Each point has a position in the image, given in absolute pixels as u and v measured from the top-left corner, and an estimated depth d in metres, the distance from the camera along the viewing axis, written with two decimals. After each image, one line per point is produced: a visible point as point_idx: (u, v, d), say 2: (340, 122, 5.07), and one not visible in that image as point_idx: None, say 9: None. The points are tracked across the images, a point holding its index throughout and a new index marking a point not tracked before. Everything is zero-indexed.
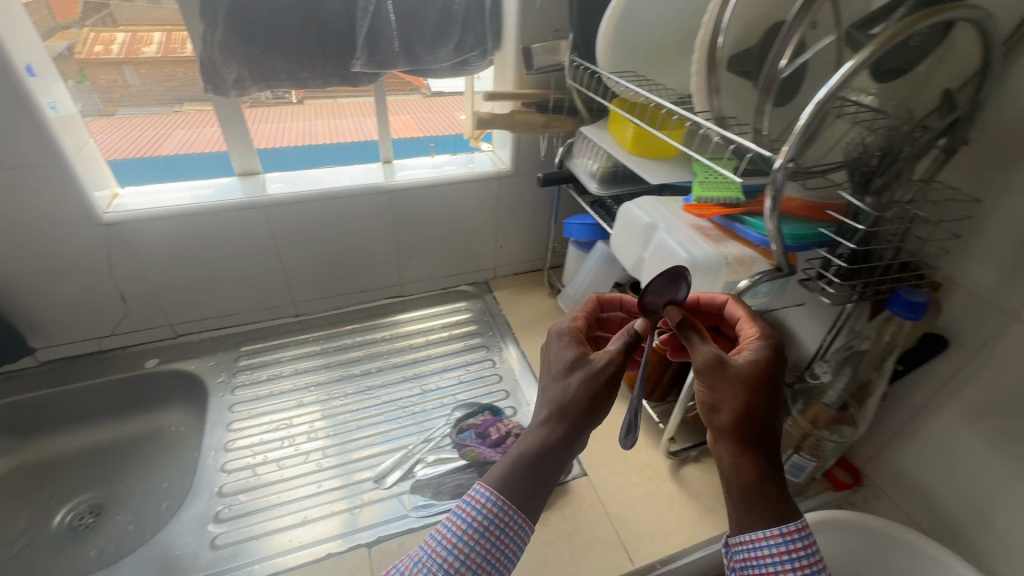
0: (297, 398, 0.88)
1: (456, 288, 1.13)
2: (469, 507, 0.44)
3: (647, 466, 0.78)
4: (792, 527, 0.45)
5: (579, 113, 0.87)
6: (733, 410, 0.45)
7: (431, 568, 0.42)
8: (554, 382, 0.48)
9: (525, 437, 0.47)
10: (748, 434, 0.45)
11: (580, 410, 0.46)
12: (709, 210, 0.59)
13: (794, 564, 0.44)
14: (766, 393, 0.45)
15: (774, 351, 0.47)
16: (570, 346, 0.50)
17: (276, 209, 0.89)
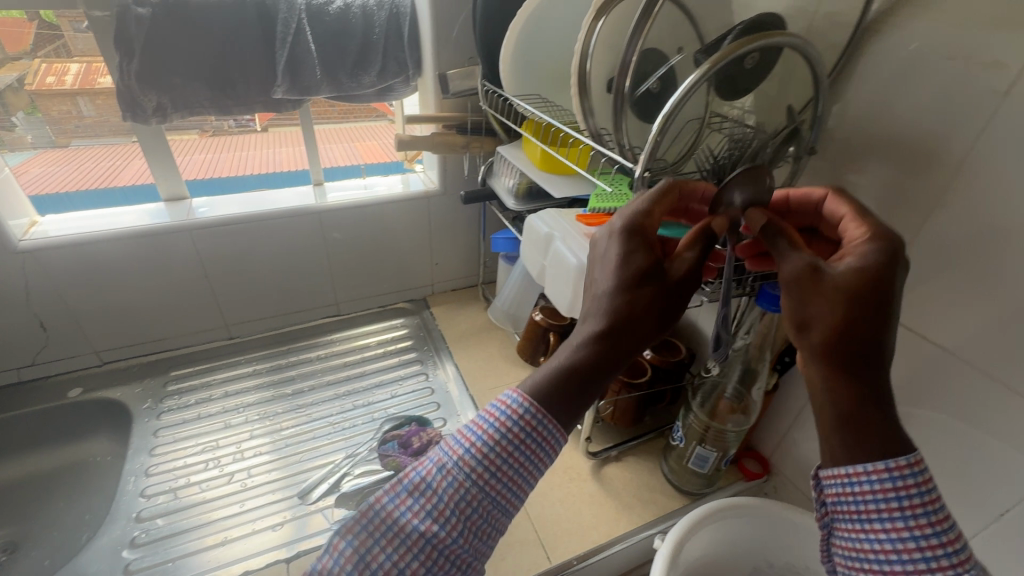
0: (224, 421, 0.88)
1: (394, 306, 1.16)
2: (503, 415, 0.40)
3: (570, 467, 0.81)
4: (903, 463, 0.36)
5: (496, 134, 0.93)
6: (824, 326, 0.38)
7: (456, 477, 0.39)
8: (611, 287, 0.43)
9: (569, 344, 0.43)
10: (846, 353, 0.37)
11: (636, 319, 0.42)
12: (601, 220, 0.64)
13: (901, 504, 0.36)
14: (878, 305, 0.37)
15: (887, 257, 0.39)
16: (632, 245, 0.44)
17: (202, 232, 0.90)
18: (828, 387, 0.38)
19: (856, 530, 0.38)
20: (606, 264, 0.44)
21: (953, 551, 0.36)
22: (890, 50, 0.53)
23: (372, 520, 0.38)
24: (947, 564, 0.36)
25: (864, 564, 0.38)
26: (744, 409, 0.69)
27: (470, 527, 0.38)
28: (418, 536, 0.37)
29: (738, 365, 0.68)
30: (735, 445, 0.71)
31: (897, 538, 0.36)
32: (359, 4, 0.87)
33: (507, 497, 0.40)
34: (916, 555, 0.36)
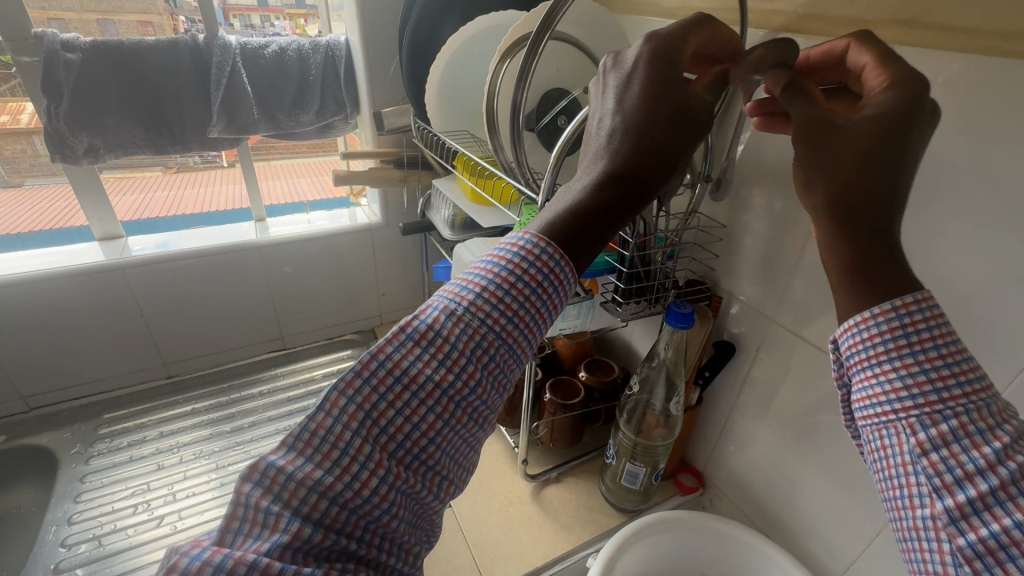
0: (156, 462, 0.86)
1: (342, 338, 1.16)
2: (515, 263, 0.39)
3: (510, 491, 0.82)
4: (909, 299, 0.33)
5: (433, 168, 0.96)
6: (829, 177, 0.35)
7: (473, 322, 0.37)
8: (622, 128, 0.41)
9: (578, 188, 0.41)
10: (849, 203, 0.34)
11: (647, 160, 0.41)
12: None
13: (910, 341, 0.33)
14: (889, 151, 0.34)
15: (908, 99, 0.35)
16: (648, 82, 0.42)
17: (136, 270, 0.90)
18: (832, 240, 0.34)
19: (866, 378, 0.34)
20: (620, 101, 0.42)
21: (974, 388, 0.31)
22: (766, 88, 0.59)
23: (377, 373, 0.35)
24: (965, 399, 0.31)
25: (875, 414, 0.34)
26: (667, 424, 0.72)
27: (486, 376, 0.38)
28: (434, 386, 0.36)
29: (658, 382, 0.71)
30: (662, 460, 0.73)
31: (907, 375, 0.32)
32: (294, 48, 0.91)
33: (521, 347, 0.39)
34: (926, 393, 0.32)
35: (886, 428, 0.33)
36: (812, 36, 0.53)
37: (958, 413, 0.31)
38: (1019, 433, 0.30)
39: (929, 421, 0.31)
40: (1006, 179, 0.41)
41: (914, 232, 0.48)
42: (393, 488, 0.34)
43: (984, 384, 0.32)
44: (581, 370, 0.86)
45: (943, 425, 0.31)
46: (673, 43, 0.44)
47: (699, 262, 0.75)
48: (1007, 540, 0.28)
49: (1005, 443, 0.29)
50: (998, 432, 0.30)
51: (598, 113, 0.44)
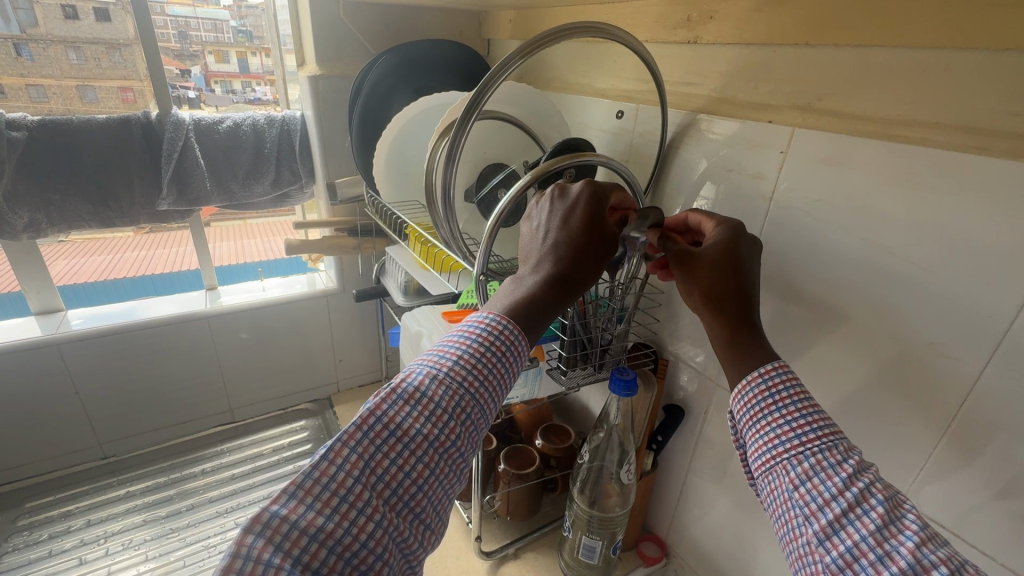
0: (77, 555, 0.79)
1: (296, 407, 1.12)
2: (485, 332, 0.41)
3: (465, 571, 0.77)
4: (771, 367, 0.41)
5: (386, 235, 0.97)
6: (701, 286, 0.46)
7: (451, 385, 0.38)
8: (568, 236, 0.45)
9: (523, 287, 0.44)
10: (721, 304, 0.44)
11: (587, 266, 0.45)
12: (466, 312, 0.69)
13: (775, 398, 0.40)
14: (739, 273, 0.45)
15: (734, 233, 0.47)
16: (593, 202, 0.46)
17: (72, 345, 0.86)
18: (716, 329, 0.44)
19: (752, 432, 0.40)
20: (566, 213, 0.46)
21: (824, 429, 0.37)
22: (694, 163, 0.62)
23: (373, 427, 0.35)
24: (819, 440, 0.37)
25: (765, 463, 0.39)
26: (622, 492, 0.70)
27: (465, 430, 0.38)
28: (421, 439, 0.36)
29: (612, 449, 0.70)
30: (619, 530, 0.71)
31: (777, 428, 0.39)
32: (249, 122, 0.93)
33: (493, 403, 0.40)
34: (791, 439, 0.38)
35: (771, 473, 0.38)
36: (726, 117, 0.57)
37: (815, 452, 0.37)
38: (862, 464, 0.36)
39: (796, 460, 0.37)
40: (906, 250, 0.43)
41: (831, 299, 0.50)
42: (387, 534, 0.33)
43: (833, 427, 0.38)
44: (536, 436, 0.84)
45: (804, 463, 0.37)
46: (606, 183, 0.49)
47: (643, 327, 0.76)
48: (857, 551, 0.33)
49: (851, 472, 0.35)
50: (846, 464, 0.36)
51: (541, 221, 0.47)
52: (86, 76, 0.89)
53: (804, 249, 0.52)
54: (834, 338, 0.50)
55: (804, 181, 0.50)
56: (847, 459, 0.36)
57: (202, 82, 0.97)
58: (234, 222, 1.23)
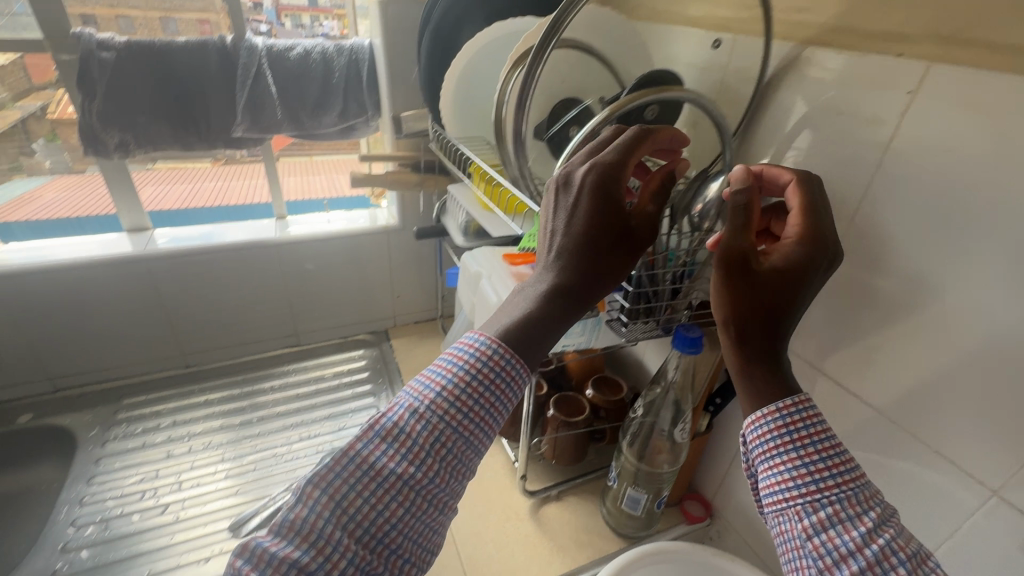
0: (166, 450, 0.88)
1: (355, 337, 1.16)
2: (474, 357, 0.40)
3: (508, 507, 0.80)
4: (790, 403, 0.39)
5: (449, 174, 0.96)
6: (733, 303, 0.39)
7: (431, 420, 0.38)
8: (569, 245, 0.44)
9: (526, 295, 0.44)
10: (751, 326, 0.39)
11: (593, 277, 0.43)
12: (527, 257, 0.67)
13: (793, 437, 0.39)
14: (775, 294, 0.39)
15: (793, 245, 0.41)
16: (596, 203, 0.43)
17: (158, 262, 0.93)
18: (736, 355, 0.40)
19: (765, 467, 0.40)
20: (570, 217, 0.44)
21: (846, 476, 0.37)
22: (793, 105, 0.55)
23: (346, 467, 0.36)
24: (838, 489, 0.37)
25: (775, 502, 0.39)
26: (673, 450, 0.69)
27: (446, 466, 0.38)
28: (396, 477, 0.36)
29: (665, 407, 0.68)
30: (666, 486, 0.70)
31: (793, 468, 0.38)
32: (319, 50, 0.92)
33: (481, 434, 0.40)
34: (808, 484, 0.37)
35: (781, 514, 0.38)
36: (841, 50, 0.50)
37: (834, 501, 0.36)
38: (881, 518, 0.36)
39: (811, 508, 0.37)
40: None
41: (944, 268, 0.44)
42: (359, 569, 0.34)
43: (853, 474, 0.37)
44: (587, 386, 0.84)
45: (823, 513, 0.36)
46: (625, 167, 0.44)
47: None
48: None
49: (870, 527, 0.35)
50: (865, 518, 0.36)
51: (550, 221, 0.45)
52: (167, 7, 0.92)
53: (918, 207, 0.45)
54: (940, 312, 0.45)
55: (929, 127, 0.43)
56: (868, 513, 0.36)
57: (272, 15, 0.99)
58: (302, 155, 1.24)
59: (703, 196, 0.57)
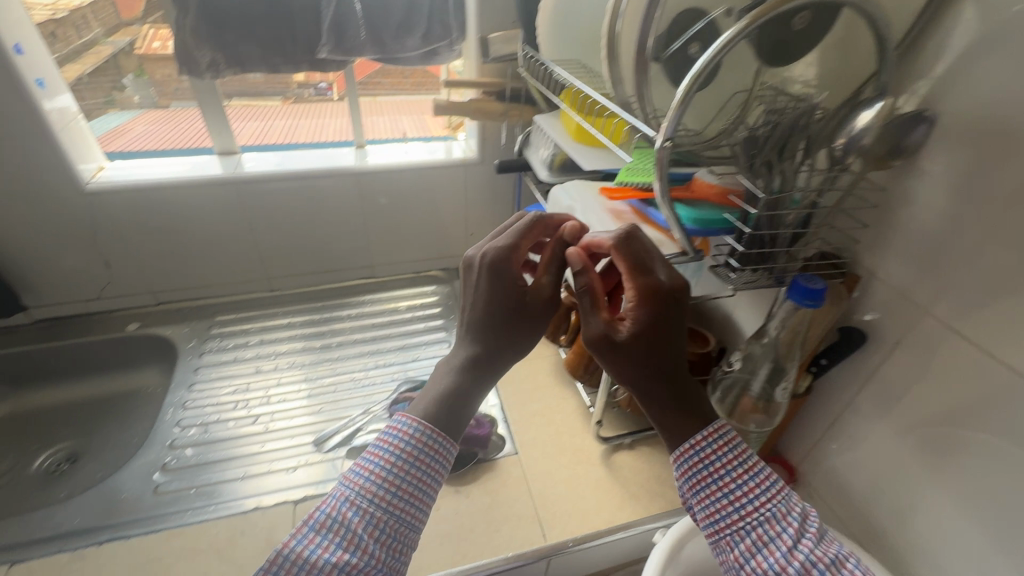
0: (255, 366, 0.94)
1: (427, 273, 1.17)
2: (396, 439, 0.45)
3: (580, 450, 0.79)
4: (699, 438, 0.46)
5: (535, 103, 0.90)
6: (619, 365, 0.48)
7: (361, 504, 0.42)
8: (474, 324, 0.52)
9: (447, 369, 0.51)
10: (637, 379, 0.48)
11: (501, 344, 0.51)
12: (625, 193, 0.62)
13: (711, 470, 0.46)
14: (643, 352, 0.47)
15: (644, 302, 0.48)
16: (492, 284, 0.52)
17: (247, 186, 0.94)
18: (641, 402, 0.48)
19: (695, 499, 0.47)
20: (477, 300, 0.53)
21: (765, 500, 0.44)
22: (975, 17, 0.46)
23: (282, 565, 0.40)
24: (757, 515, 0.44)
25: (709, 530, 0.46)
26: (767, 410, 0.64)
27: (382, 546, 0.42)
28: (331, 566, 0.40)
29: (764, 364, 0.63)
30: (753, 445, 0.67)
31: (718, 501, 0.45)
32: None
33: (414, 509, 0.44)
34: (732, 514, 0.45)
35: (718, 542, 0.46)
36: None
37: (756, 527, 0.44)
38: (799, 532, 0.44)
39: (740, 536, 0.44)
40: None
41: None
42: None
43: (767, 494, 0.45)
44: None
45: (749, 537, 0.44)
46: (511, 250, 0.53)
47: (838, 232, 0.62)
48: None
49: (790, 546, 0.43)
50: (784, 536, 0.43)
51: (464, 305, 0.54)
52: None
53: None
54: None
55: None
56: (788, 531, 0.43)
57: None
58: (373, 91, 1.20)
59: (851, 126, 0.48)
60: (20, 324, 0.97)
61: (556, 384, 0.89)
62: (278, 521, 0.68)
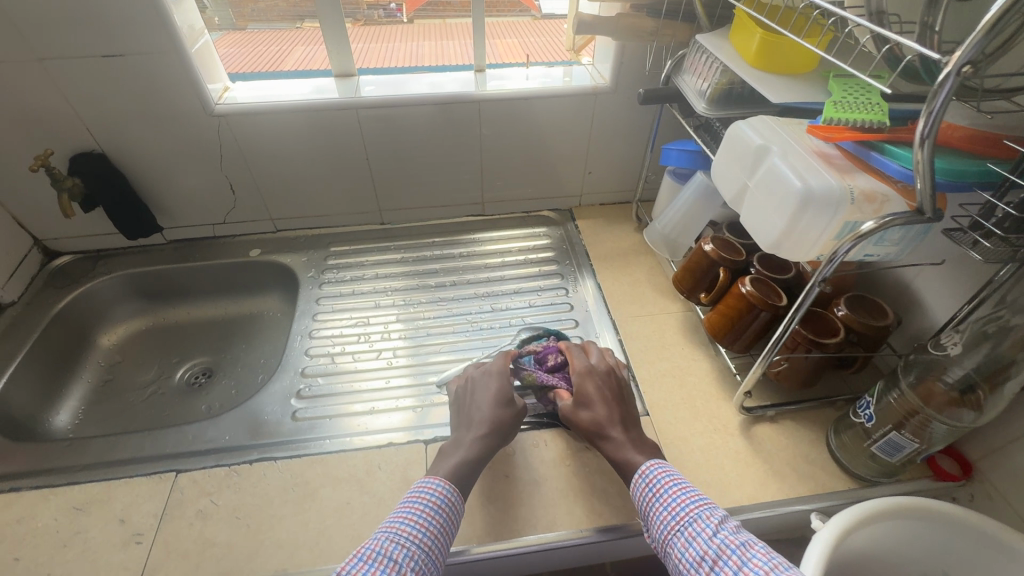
0: (374, 300, 0.93)
1: (538, 213, 1.10)
2: (424, 492, 0.57)
3: (716, 418, 0.74)
4: (646, 468, 0.58)
5: (696, 20, 0.77)
6: (590, 418, 0.63)
7: (399, 539, 0.51)
8: (482, 413, 0.64)
9: (464, 449, 0.62)
10: (604, 426, 0.62)
11: (505, 424, 0.64)
12: (840, 134, 0.50)
13: (654, 487, 0.56)
14: (610, 406, 0.63)
15: (604, 375, 0.66)
16: (492, 379, 0.67)
17: (366, 111, 0.89)
18: (613, 445, 0.61)
19: (648, 517, 0.56)
20: (483, 394, 0.66)
21: (693, 505, 0.53)
22: None
23: None
24: (692, 515, 0.52)
25: (664, 540, 0.54)
26: (975, 405, 0.55)
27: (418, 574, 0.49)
28: None
29: (984, 351, 0.54)
30: (943, 440, 0.58)
31: (663, 510, 0.54)
32: None
33: (439, 551, 0.53)
34: (670, 518, 0.53)
35: (670, 548, 0.52)
36: None
37: (688, 525, 0.52)
38: (721, 526, 0.51)
39: (679, 534, 0.52)
40: None
41: None
42: None
43: (698, 502, 0.54)
44: (839, 304, 0.69)
45: (682, 536, 0.52)
46: (499, 358, 0.70)
47: None
48: None
49: (714, 534, 0.50)
50: (711, 529, 0.51)
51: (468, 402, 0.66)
52: None
53: None
54: None
55: None
56: (710, 525, 0.51)
57: None
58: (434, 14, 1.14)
59: None
60: (156, 244, 1.01)
61: (686, 345, 0.83)
62: (410, 460, 0.68)
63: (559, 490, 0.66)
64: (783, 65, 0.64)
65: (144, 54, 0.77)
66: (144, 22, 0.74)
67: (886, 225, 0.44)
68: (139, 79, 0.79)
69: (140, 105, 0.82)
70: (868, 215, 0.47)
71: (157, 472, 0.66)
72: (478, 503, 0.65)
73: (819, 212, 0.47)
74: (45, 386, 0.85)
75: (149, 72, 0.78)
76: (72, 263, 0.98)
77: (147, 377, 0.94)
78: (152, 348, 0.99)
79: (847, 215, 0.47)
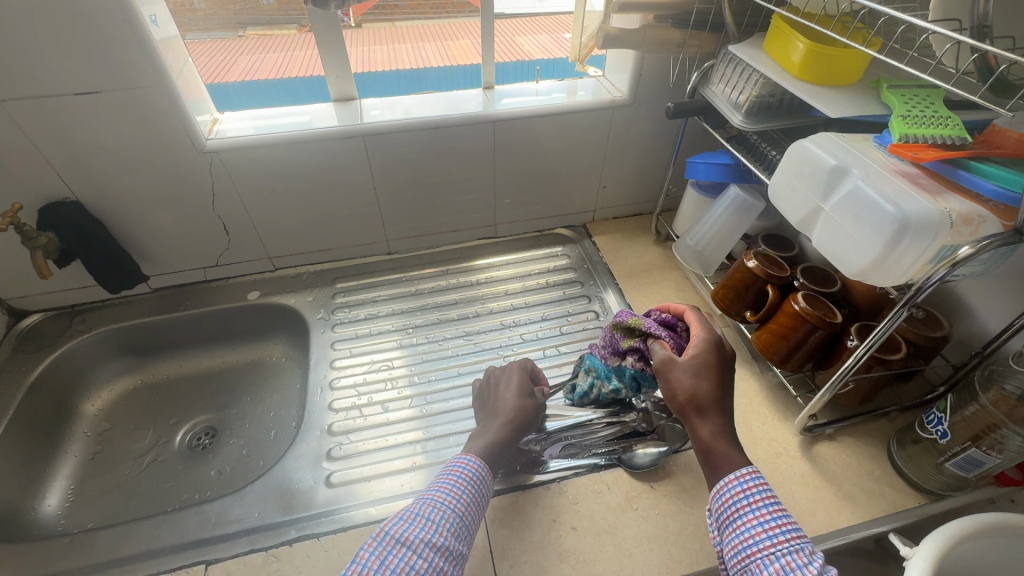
0: (396, 340, 0.87)
1: (552, 231, 1.06)
2: (461, 458, 0.58)
3: (775, 441, 0.71)
4: (746, 471, 0.51)
5: (723, 30, 0.75)
6: (699, 391, 0.54)
7: (437, 502, 0.53)
8: (505, 404, 0.66)
9: (486, 434, 0.63)
10: (712, 409, 0.53)
11: (526, 417, 0.65)
12: (926, 152, 0.47)
13: (750, 500, 0.50)
14: (722, 383, 0.55)
15: (720, 347, 0.56)
16: (520, 373, 0.70)
17: (372, 138, 0.82)
18: (714, 433, 0.53)
19: (730, 531, 0.50)
20: (513, 388, 0.68)
21: (793, 533, 0.47)
22: None
23: (384, 539, 0.48)
24: (788, 543, 0.47)
25: (744, 558, 0.48)
26: None
27: (453, 534, 0.51)
28: (419, 541, 0.48)
29: None
30: None
31: (754, 528, 0.49)
32: None
33: (473, 515, 0.54)
34: (764, 539, 0.48)
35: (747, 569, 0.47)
36: None
37: (784, 552, 0.46)
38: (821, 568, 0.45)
39: (769, 561, 0.46)
40: None
41: None
42: None
43: (800, 533, 0.47)
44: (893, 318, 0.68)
45: (776, 563, 0.46)
46: (527, 365, 0.73)
47: None
48: None
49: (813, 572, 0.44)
50: (810, 566, 0.45)
51: (500, 392, 0.69)
52: None
53: None
54: None
55: None
56: (813, 562, 0.45)
57: None
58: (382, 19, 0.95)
59: None
60: (139, 294, 0.91)
61: None
62: None
63: (631, 538, 0.62)
64: (837, 71, 0.61)
65: (127, 88, 0.68)
66: (127, 54, 0.65)
67: (986, 249, 0.42)
68: (117, 117, 0.70)
69: (119, 145, 0.73)
70: (966, 238, 0.45)
71: (183, 566, 0.59)
72: (548, 563, 0.60)
73: (917, 237, 0.45)
74: (29, 469, 0.75)
75: (132, 107, 0.70)
76: (44, 322, 0.87)
77: (141, 444, 0.84)
78: (144, 409, 0.88)
79: (946, 239, 0.45)
